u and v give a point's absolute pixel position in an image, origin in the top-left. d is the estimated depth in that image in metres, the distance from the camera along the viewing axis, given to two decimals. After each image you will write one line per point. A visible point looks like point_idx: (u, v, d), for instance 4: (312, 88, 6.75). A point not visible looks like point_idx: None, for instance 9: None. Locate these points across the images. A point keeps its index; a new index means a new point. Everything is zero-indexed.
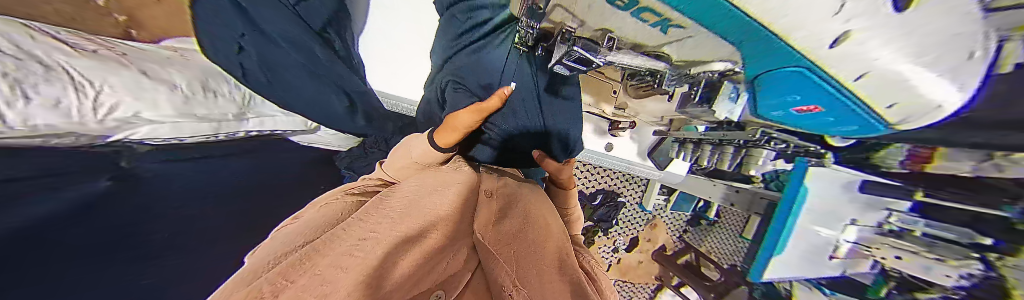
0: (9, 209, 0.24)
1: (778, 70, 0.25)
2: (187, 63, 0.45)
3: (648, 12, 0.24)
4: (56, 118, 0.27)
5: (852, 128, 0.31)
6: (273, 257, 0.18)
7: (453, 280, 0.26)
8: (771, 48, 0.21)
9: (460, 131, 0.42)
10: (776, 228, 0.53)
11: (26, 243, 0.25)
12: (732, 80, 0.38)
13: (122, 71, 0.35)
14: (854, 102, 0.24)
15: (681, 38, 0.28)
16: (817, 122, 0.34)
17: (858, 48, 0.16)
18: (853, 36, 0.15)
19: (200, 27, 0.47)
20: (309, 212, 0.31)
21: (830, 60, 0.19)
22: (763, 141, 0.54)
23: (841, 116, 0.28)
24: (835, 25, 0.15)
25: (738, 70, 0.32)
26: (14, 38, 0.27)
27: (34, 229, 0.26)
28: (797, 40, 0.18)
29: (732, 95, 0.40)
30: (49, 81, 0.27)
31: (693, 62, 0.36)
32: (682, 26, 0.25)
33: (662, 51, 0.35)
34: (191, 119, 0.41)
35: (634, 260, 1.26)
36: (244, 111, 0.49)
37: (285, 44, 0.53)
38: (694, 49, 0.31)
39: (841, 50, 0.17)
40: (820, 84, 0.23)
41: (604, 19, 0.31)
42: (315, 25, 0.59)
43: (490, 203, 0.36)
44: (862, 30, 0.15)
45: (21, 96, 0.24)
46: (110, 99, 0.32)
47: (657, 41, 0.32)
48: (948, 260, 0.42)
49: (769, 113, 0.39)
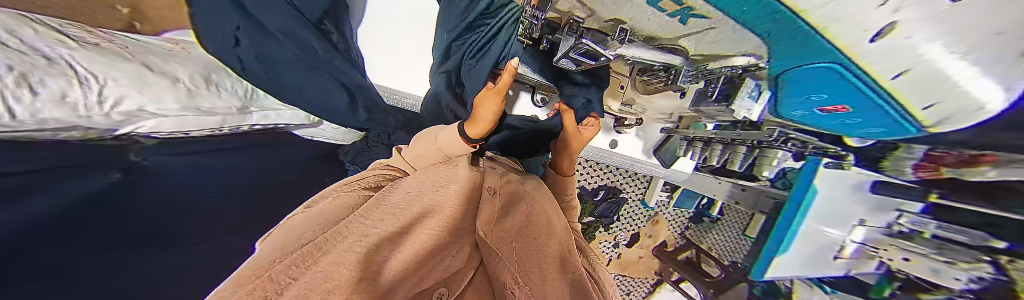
0: (14, 202, 0.24)
1: (805, 66, 0.24)
2: (190, 58, 0.45)
3: (667, 2, 0.22)
4: (63, 112, 0.27)
5: (877, 127, 0.30)
6: (275, 255, 0.18)
7: (455, 278, 0.27)
8: (801, 41, 0.20)
9: (490, 121, 0.44)
10: (780, 228, 0.53)
11: (45, 234, 0.25)
12: (753, 78, 0.37)
13: (124, 65, 0.34)
14: (883, 98, 0.23)
15: (703, 29, 0.27)
16: (843, 121, 0.33)
17: (906, 42, 0.15)
18: (898, 29, 0.14)
19: (200, 26, 0.45)
20: (323, 202, 0.31)
21: (872, 53, 0.18)
22: (776, 140, 0.54)
23: (867, 115, 0.28)
24: (882, 18, 0.14)
25: (764, 65, 0.30)
26: (16, 33, 0.27)
27: (53, 221, 0.27)
28: (834, 34, 0.17)
29: (752, 95, 0.40)
30: (52, 74, 0.27)
31: (712, 57, 0.34)
32: (706, 16, 0.23)
33: (680, 45, 0.33)
34: (196, 113, 0.41)
35: (634, 255, 1.26)
36: (247, 104, 0.50)
37: (282, 38, 0.52)
38: (715, 43, 0.30)
39: (886, 44, 0.16)
40: (849, 81, 0.22)
41: (616, 9, 0.30)
42: (312, 16, 0.57)
43: (492, 200, 0.34)
44: (910, 22, 0.13)
45: (28, 89, 0.24)
46: (114, 93, 0.32)
47: (676, 34, 0.30)
48: (958, 262, 0.41)
49: (791, 113, 0.39)
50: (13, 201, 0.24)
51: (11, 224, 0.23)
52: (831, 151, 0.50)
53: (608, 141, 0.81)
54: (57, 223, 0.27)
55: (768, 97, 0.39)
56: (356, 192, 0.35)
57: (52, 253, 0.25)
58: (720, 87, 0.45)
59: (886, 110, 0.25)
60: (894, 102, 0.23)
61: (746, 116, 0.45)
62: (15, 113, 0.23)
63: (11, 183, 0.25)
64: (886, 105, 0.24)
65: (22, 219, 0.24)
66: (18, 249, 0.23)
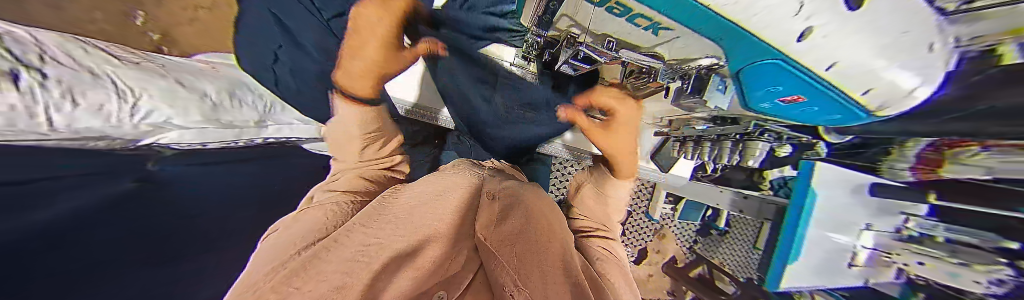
0: (51, 197, 0.26)
1: (754, 64, 0.28)
2: (217, 74, 0.51)
3: (640, 18, 0.28)
4: (98, 121, 0.30)
5: (836, 117, 0.33)
6: (272, 268, 0.18)
7: (453, 281, 0.23)
8: (727, 32, 0.23)
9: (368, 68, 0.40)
10: (790, 235, 0.52)
11: (99, 214, 0.29)
12: (718, 74, 0.39)
13: (160, 81, 0.39)
14: (829, 89, 0.26)
15: (671, 38, 0.32)
16: (805, 111, 0.36)
17: (823, 41, 0.19)
18: (815, 32, 0.18)
19: (253, 52, 0.57)
20: (295, 222, 0.32)
21: (807, 50, 0.21)
22: (756, 132, 0.59)
23: (822, 106, 0.31)
24: (801, 23, 0.18)
25: (723, 64, 0.34)
26: (72, 53, 0.32)
27: (81, 222, 0.27)
28: (771, 36, 0.20)
29: (720, 88, 0.42)
30: (94, 88, 0.31)
31: (686, 60, 0.39)
32: (669, 28, 0.28)
33: (657, 52, 0.38)
34: (216, 125, 0.45)
35: (644, 273, 1.12)
36: (264, 118, 0.54)
37: (315, 52, 0.61)
38: (684, 48, 0.34)
39: (808, 42, 0.20)
40: (794, 73, 0.25)
41: (604, 25, 0.36)
42: (342, 35, 0.60)
43: (491, 205, 0.37)
44: (820, 23, 0.17)
45: (68, 100, 0.27)
46: (146, 105, 0.36)
47: (651, 42, 0.35)
48: (974, 265, 0.40)
49: (758, 106, 0.41)
50: (59, 198, 0.26)
51: (62, 213, 0.26)
52: (804, 139, 0.57)
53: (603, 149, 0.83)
54: (104, 213, 0.29)
55: (734, 89, 0.40)
56: (325, 208, 0.34)
57: (115, 230, 0.29)
58: (691, 84, 0.46)
59: (836, 99, 0.28)
60: (837, 89, 0.26)
61: (719, 106, 0.46)
62: (52, 122, 0.26)
63: (37, 187, 0.25)
64: (833, 94, 0.27)
65: (72, 207, 0.27)
66: (71, 230, 0.26)
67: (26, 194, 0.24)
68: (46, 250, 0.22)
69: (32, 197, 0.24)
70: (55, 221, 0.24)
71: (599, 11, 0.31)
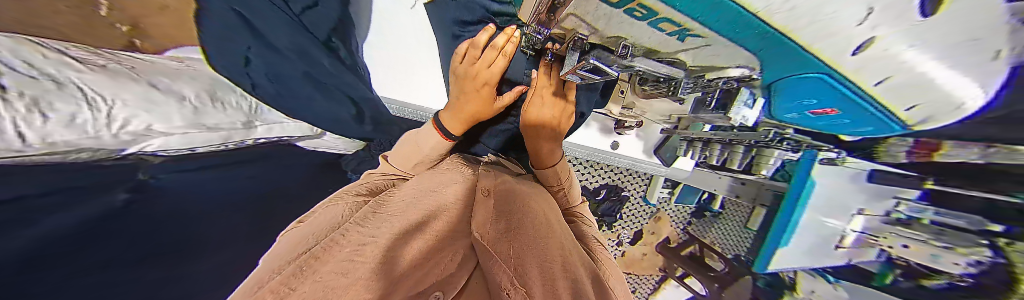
0: (28, 220, 0.24)
1: (799, 78, 0.27)
2: (196, 73, 0.45)
3: (666, 22, 0.25)
4: (74, 134, 0.26)
5: (866, 128, 0.34)
6: (278, 265, 0.19)
7: (452, 279, 0.24)
8: (765, 45, 0.23)
9: (490, 83, 0.49)
10: (783, 222, 0.53)
11: (66, 241, 0.26)
12: (749, 87, 0.38)
13: (135, 86, 0.34)
14: (870, 103, 0.26)
15: (700, 45, 0.29)
16: (832, 123, 0.37)
17: (887, 51, 0.17)
18: (877, 42, 0.17)
19: (210, 45, 0.49)
20: (312, 217, 0.33)
21: (859, 63, 0.20)
22: (773, 140, 0.56)
23: (855, 117, 0.31)
24: (864, 32, 0.16)
25: (757, 76, 0.33)
26: (27, 57, 0.25)
27: (40, 249, 0.24)
28: (821, 49, 0.19)
29: (748, 103, 0.41)
30: (63, 97, 0.26)
31: (709, 68, 0.36)
32: (702, 35, 0.26)
33: (678, 58, 0.35)
34: (202, 129, 0.41)
35: (638, 253, 1.22)
36: (252, 119, 0.50)
37: (293, 55, 0.58)
38: (713, 56, 0.32)
39: (866, 55, 0.18)
40: (839, 89, 0.25)
41: (619, 28, 0.31)
42: (321, 34, 0.64)
43: (487, 201, 0.36)
44: (887, 32, 0.15)
45: (37, 112, 0.23)
46: (122, 113, 0.31)
47: (673, 48, 0.32)
48: (957, 247, 0.42)
49: (786, 115, 0.42)
50: (33, 221, 0.24)
51: (33, 236, 0.24)
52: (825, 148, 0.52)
53: (610, 143, 0.87)
54: (74, 238, 0.27)
55: (763, 103, 0.40)
56: (344, 202, 0.35)
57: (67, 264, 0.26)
58: (716, 97, 0.46)
59: (873, 113, 0.27)
60: (878, 104, 0.25)
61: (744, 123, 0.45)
62: (24, 138, 0.22)
63: (16, 213, 0.23)
64: (875, 110, 0.27)
65: (47, 231, 0.25)
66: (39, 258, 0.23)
67: (10, 218, 0.22)
68: (16, 280, 0.21)
69: (11, 221, 0.22)
70: (20, 251, 0.22)
71: (617, 12, 0.27)
